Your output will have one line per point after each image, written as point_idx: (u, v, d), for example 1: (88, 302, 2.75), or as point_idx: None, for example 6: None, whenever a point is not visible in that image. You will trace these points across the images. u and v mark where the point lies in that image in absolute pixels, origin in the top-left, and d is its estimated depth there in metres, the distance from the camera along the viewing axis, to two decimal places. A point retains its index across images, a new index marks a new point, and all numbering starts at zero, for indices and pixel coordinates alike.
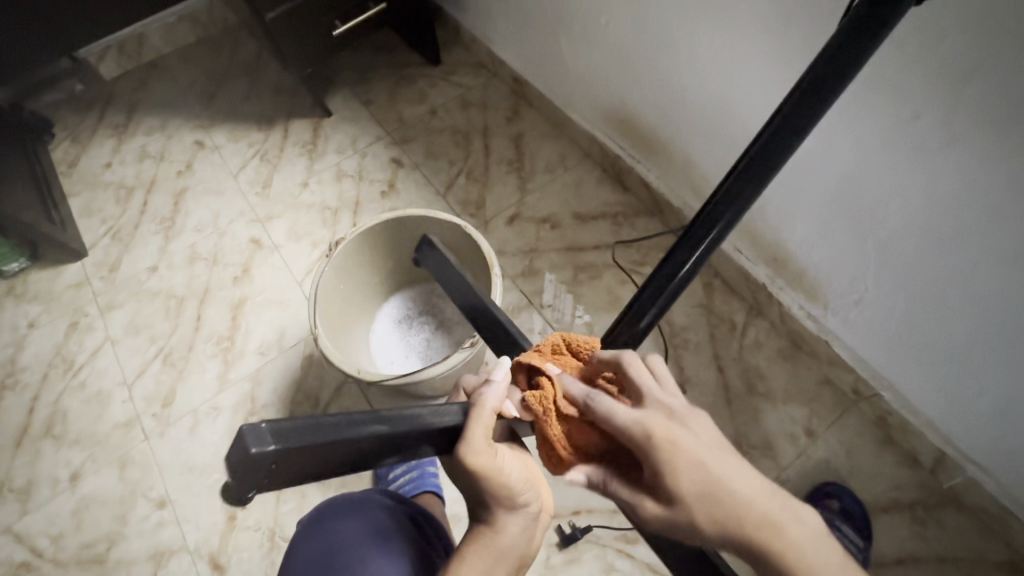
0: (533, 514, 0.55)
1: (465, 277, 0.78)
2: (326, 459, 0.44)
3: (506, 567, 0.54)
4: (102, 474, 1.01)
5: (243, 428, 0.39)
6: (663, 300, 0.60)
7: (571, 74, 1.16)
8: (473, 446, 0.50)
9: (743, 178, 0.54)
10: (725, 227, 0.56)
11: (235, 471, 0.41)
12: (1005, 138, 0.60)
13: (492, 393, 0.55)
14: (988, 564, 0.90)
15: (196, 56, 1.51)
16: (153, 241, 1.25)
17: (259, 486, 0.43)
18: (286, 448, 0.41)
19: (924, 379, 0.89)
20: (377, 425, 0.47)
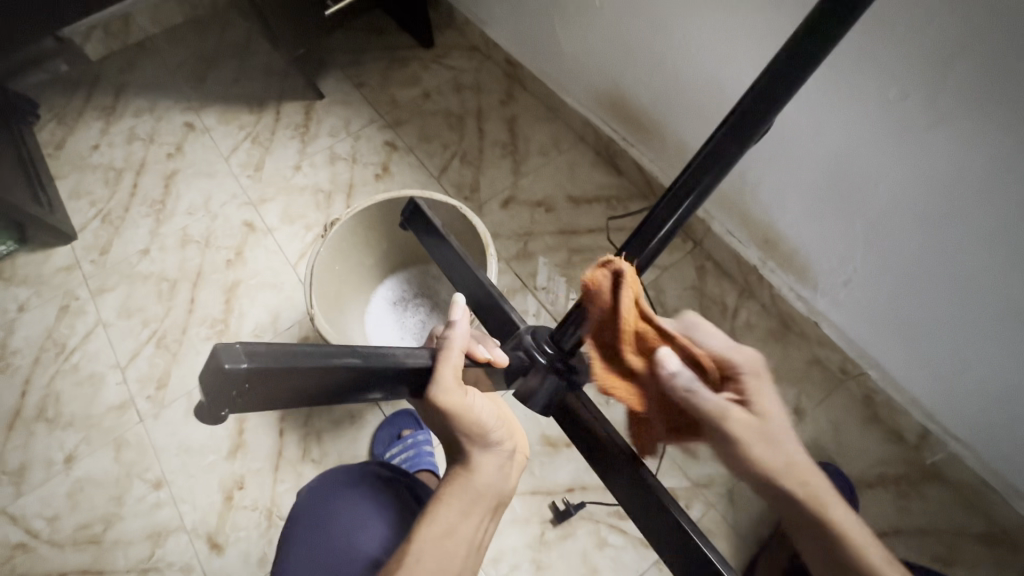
0: (506, 450, 0.57)
1: (445, 236, 0.81)
2: (301, 384, 0.44)
3: (482, 509, 0.54)
4: (97, 457, 1.01)
5: (215, 346, 0.38)
6: (644, 257, 0.64)
7: (565, 57, 1.16)
8: (443, 385, 0.52)
9: (718, 150, 0.55)
10: (698, 201, 0.59)
11: (206, 390, 0.39)
12: (993, 115, 0.61)
13: (456, 334, 0.56)
14: (969, 536, 0.93)
15: (184, 36, 1.48)
16: (144, 225, 1.23)
17: (231, 409, 0.42)
18: (259, 368, 0.39)
19: (910, 356, 0.91)
20: (350, 356, 0.46)
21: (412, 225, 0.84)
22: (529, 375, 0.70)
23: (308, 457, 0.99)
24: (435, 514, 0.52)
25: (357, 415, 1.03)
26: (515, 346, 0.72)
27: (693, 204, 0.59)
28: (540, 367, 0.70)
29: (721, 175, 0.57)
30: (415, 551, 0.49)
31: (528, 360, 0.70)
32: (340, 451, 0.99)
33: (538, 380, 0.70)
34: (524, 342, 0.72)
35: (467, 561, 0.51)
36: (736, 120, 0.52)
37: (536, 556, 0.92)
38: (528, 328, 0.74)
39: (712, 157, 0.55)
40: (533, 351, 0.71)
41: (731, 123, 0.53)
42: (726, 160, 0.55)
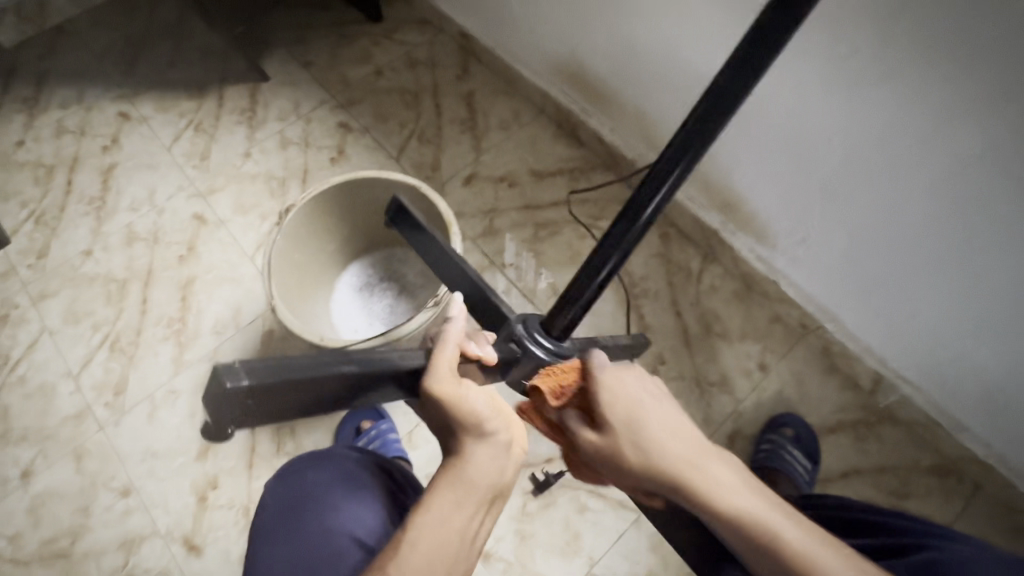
0: (501, 441, 0.51)
1: (429, 231, 0.81)
2: (297, 396, 0.50)
3: (479, 499, 0.48)
4: (56, 469, 0.97)
5: (216, 366, 0.46)
6: (621, 253, 0.63)
7: (520, 26, 1.13)
8: (439, 376, 0.53)
9: (689, 137, 0.55)
10: (675, 183, 0.58)
11: (213, 409, 0.47)
12: (933, 64, 0.63)
13: (453, 328, 0.57)
14: (920, 470, 1.00)
15: (108, 18, 1.37)
16: (84, 223, 1.16)
17: (237, 424, 0.49)
18: (254, 383, 0.46)
19: (865, 308, 0.95)
20: (344, 363, 0.53)
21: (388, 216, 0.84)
22: (522, 363, 0.68)
23: (283, 452, 0.98)
24: (428, 505, 0.46)
25: None
26: (506, 337, 0.70)
27: (667, 195, 0.59)
28: (536, 361, 0.68)
29: (695, 163, 0.56)
30: (406, 542, 0.44)
31: (522, 352, 0.68)
32: (317, 442, 0.98)
33: (531, 366, 0.68)
34: (515, 332, 0.69)
35: (460, 559, 0.45)
36: (706, 107, 0.52)
37: (520, 526, 0.94)
38: (519, 317, 0.71)
39: (686, 144, 0.55)
40: (525, 340, 0.68)
41: (702, 111, 0.53)
42: (697, 147, 0.55)
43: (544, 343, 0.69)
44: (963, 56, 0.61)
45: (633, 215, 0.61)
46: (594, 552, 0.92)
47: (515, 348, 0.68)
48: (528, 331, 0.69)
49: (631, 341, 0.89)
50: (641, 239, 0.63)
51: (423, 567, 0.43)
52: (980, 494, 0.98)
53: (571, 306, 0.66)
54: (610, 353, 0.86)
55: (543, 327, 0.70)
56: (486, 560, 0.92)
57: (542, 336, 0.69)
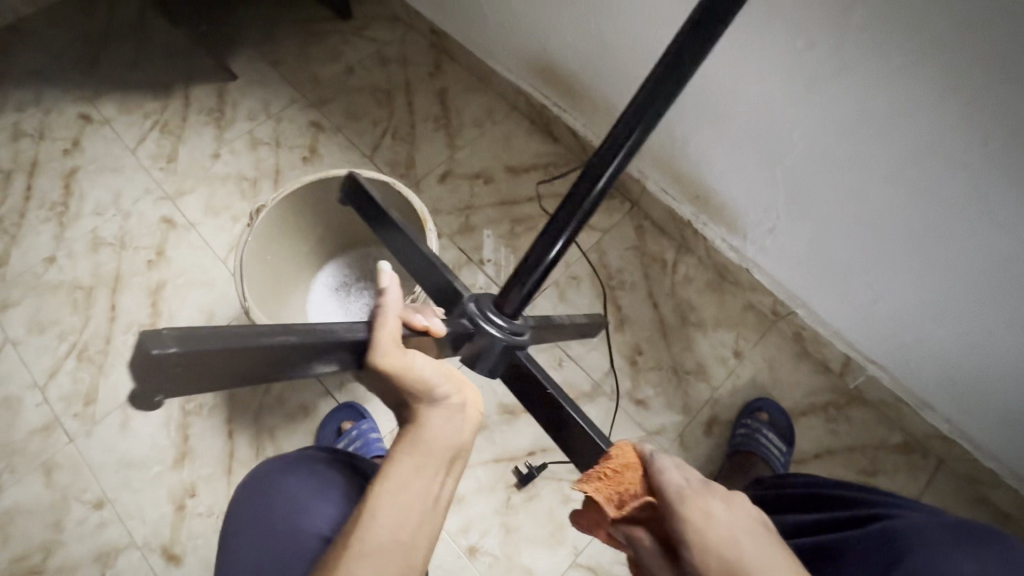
0: (455, 404, 0.52)
1: (385, 210, 0.78)
2: (238, 366, 0.45)
3: (438, 462, 0.48)
4: (24, 484, 0.94)
5: (140, 334, 0.39)
6: (575, 225, 0.64)
7: (490, 22, 1.13)
8: (383, 349, 0.50)
9: (639, 112, 0.56)
10: (626, 156, 0.59)
11: (139, 380, 0.40)
12: (886, 55, 0.65)
13: (390, 299, 0.53)
14: (888, 448, 1.04)
15: (65, 17, 1.33)
16: (46, 230, 1.12)
17: (166, 395, 0.42)
18: (188, 351, 0.40)
19: (830, 293, 0.98)
20: (287, 335, 0.48)
21: (348, 199, 0.81)
22: (476, 340, 0.67)
23: (262, 456, 0.96)
24: (388, 473, 0.46)
25: (310, 408, 1.00)
26: (458, 315, 0.69)
27: (618, 169, 0.60)
28: (489, 337, 0.67)
29: (645, 136, 0.58)
30: (370, 508, 0.44)
31: (474, 328, 0.67)
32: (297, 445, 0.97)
33: (486, 343, 0.67)
34: (468, 310, 0.68)
35: (426, 519, 0.45)
36: (653, 85, 0.54)
37: (504, 519, 0.94)
38: (472, 296, 0.70)
39: (636, 119, 0.56)
40: (478, 318, 0.68)
41: (652, 83, 0.54)
42: (647, 122, 0.56)
43: (497, 320, 0.68)
44: (912, 48, 0.63)
45: (586, 187, 0.61)
46: (578, 541, 0.94)
47: (467, 325, 0.67)
48: (481, 309, 0.69)
49: (588, 320, 0.90)
50: (594, 212, 0.64)
51: (388, 532, 0.43)
52: (943, 468, 1.02)
53: (526, 279, 0.67)
54: (566, 331, 0.86)
55: (496, 305, 0.69)
56: (471, 555, 0.92)
57: (495, 314, 0.68)
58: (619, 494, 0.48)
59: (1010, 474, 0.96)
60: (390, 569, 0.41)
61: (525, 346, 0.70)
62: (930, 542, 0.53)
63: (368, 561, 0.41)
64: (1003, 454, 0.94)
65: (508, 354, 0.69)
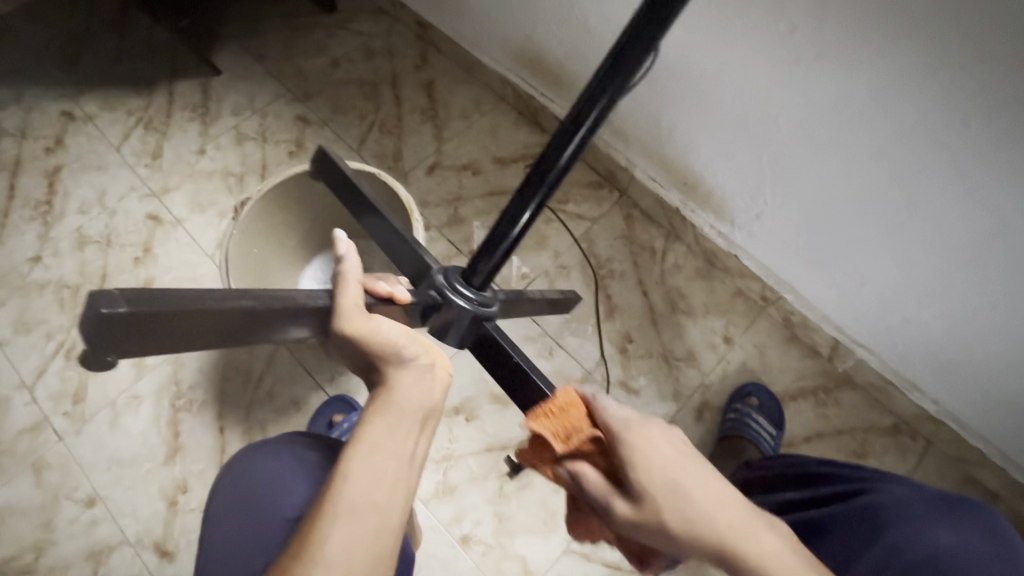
0: (423, 364, 0.51)
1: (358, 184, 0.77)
2: (192, 327, 0.46)
3: (412, 422, 0.47)
4: (14, 484, 0.93)
5: (92, 292, 0.40)
6: (542, 196, 0.64)
7: (474, 12, 1.12)
8: (346, 312, 0.52)
9: (606, 81, 0.56)
10: (590, 131, 0.60)
11: (90, 337, 0.40)
12: (866, 37, 0.66)
13: (351, 267, 0.55)
14: (878, 430, 1.05)
15: (46, 14, 1.31)
16: (30, 229, 1.11)
17: (117, 353, 0.43)
18: (139, 311, 0.41)
19: (818, 277, 0.99)
20: (244, 299, 0.49)
21: (325, 174, 0.80)
22: (445, 310, 0.68)
23: None
24: (361, 434, 0.45)
25: (301, 401, 1.00)
26: (427, 286, 0.69)
27: (584, 139, 0.60)
28: (455, 309, 0.67)
29: (608, 110, 0.58)
30: (344, 470, 0.42)
31: (441, 300, 0.67)
32: None
33: (454, 315, 0.67)
34: (436, 282, 0.69)
35: (404, 482, 0.43)
36: (618, 55, 0.54)
37: (497, 508, 0.95)
38: (441, 268, 0.70)
39: (602, 88, 0.56)
40: (445, 289, 0.68)
41: (615, 58, 0.55)
42: (614, 90, 0.56)
43: (465, 292, 0.68)
44: (891, 30, 0.63)
45: (551, 163, 0.62)
46: None
47: (434, 296, 0.67)
48: (449, 281, 0.69)
49: (563, 294, 0.91)
50: (559, 187, 0.64)
51: (363, 492, 0.41)
52: (932, 449, 1.03)
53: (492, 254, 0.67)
54: (541, 306, 0.87)
55: (464, 277, 0.69)
56: (464, 544, 0.93)
57: (463, 286, 0.68)
58: (566, 430, 0.51)
59: (996, 453, 0.97)
60: (364, 532, 0.39)
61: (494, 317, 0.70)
62: (909, 516, 0.55)
63: (344, 519, 0.39)
64: (990, 433, 0.95)
65: (476, 326, 0.68)
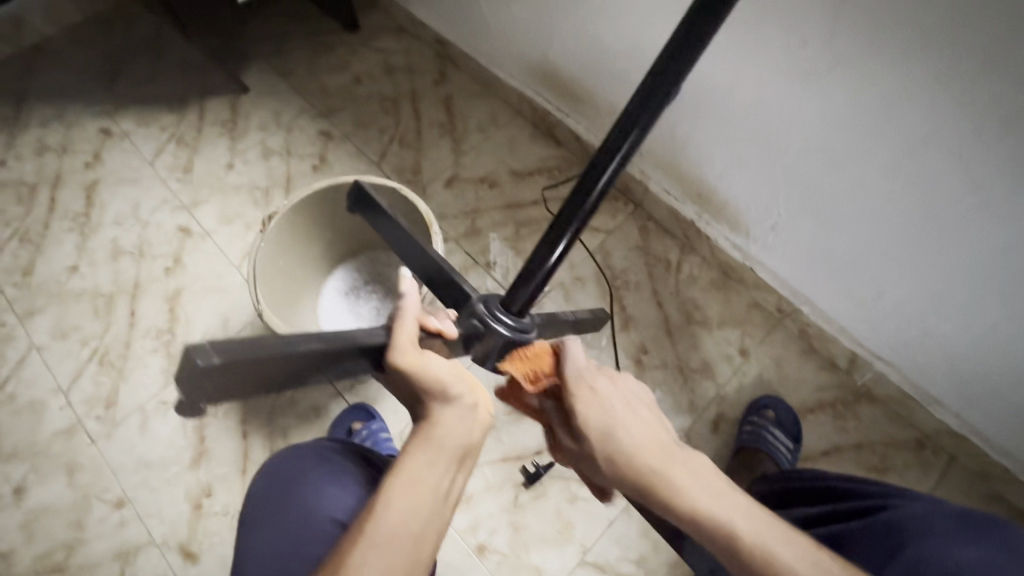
0: (467, 404, 0.52)
1: (389, 213, 0.82)
2: (269, 372, 0.48)
3: (450, 460, 0.49)
4: (48, 485, 0.97)
5: (187, 347, 0.42)
6: (577, 223, 0.65)
7: (492, 30, 1.16)
8: (400, 349, 0.53)
9: (639, 110, 0.58)
10: (624, 158, 0.61)
11: (184, 387, 0.43)
12: (878, 51, 0.67)
13: (409, 302, 0.57)
14: (898, 445, 1.03)
15: (86, 36, 1.38)
16: (69, 240, 1.17)
17: (205, 400, 0.46)
18: (229, 361, 0.43)
19: (835, 289, 0.98)
20: (313, 342, 0.51)
21: (357, 208, 0.84)
22: (486, 339, 0.66)
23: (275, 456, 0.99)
24: (402, 466, 0.47)
25: (322, 408, 1.02)
26: (468, 314, 0.68)
27: (617, 168, 0.62)
28: (499, 337, 0.66)
29: (641, 137, 0.60)
30: (384, 498, 0.44)
31: (484, 329, 0.66)
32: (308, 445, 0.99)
33: (495, 343, 0.66)
34: (477, 310, 0.68)
35: (437, 516, 0.45)
36: (652, 82, 0.56)
37: (512, 518, 0.96)
38: (480, 296, 0.70)
39: (636, 118, 0.58)
40: (488, 318, 0.67)
41: (648, 86, 0.57)
42: (648, 120, 0.58)
43: (507, 320, 0.67)
44: (902, 44, 0.64)
45: (585, 191, 0.63)
46: (587, 539, 0.94)
47: (477, 325, 0.66)
48: (490, 309, 0.68)
49: (592, 315, 0.91)
50: (593, 214, 0.65)
51: (400, 522, 0.43)
52: (955, 466, 1.01)
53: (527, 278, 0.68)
54: (570, 328, 0.87)
55: (504, 304, 0.68)
56: (480, 553, 0.93)
57: (503, 313, 0.68)
58: (533, 373, 0.64)
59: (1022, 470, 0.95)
60: (397, 560, 0.42)
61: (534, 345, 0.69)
62: (928, 532, 0.53)
63: (378, 545, 0.42)
64: (1015, 449, 0.94)
65: None
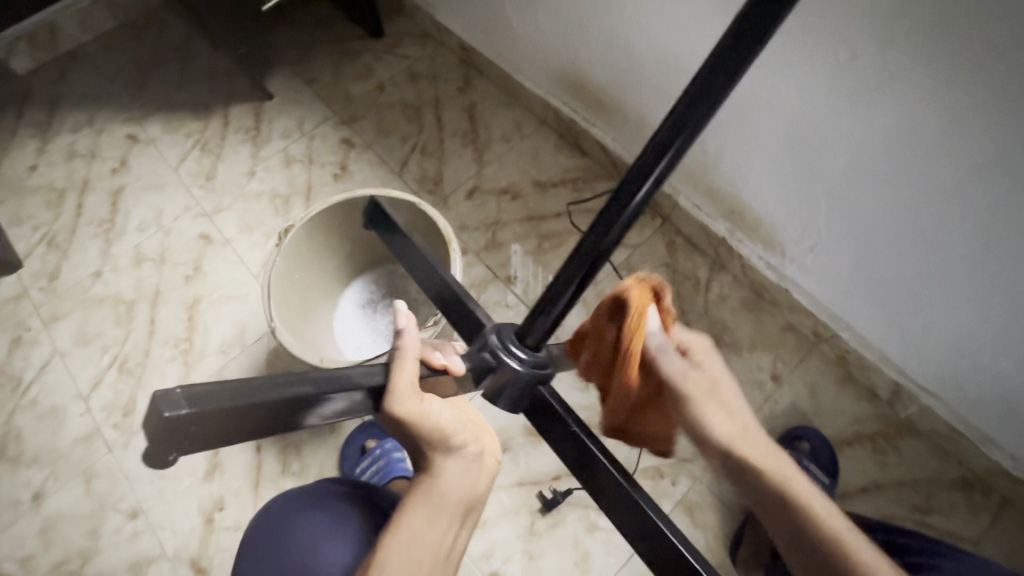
0: (470, 455, 0.60)
1: (406, 233, 0.78)
2: (250, 420, 0.47)
3: (449, 514, 0.56)
4: (66, 492, 0.97)
5: (156, 393, 0.41)
6: (598, 254, 0.57)
7: (519, 37, 1.12)
8: (398, 395, 0.53)
9: (688, 110, 0.49)
10: (658, 181, 0.53)
11: (151, 436, 0.42)
12: (936, 67, 0.61)
13: (408, 343, 0.56)
14: (944, 483, 0.96)
15: (118, 42, 1.40)
16: (94, 245, 1.18)
17: (177, 451, 0.45)
18: (199, 411, 0.42)
19: (876, 316, 0.92)
20: (303, 386, 0.49)
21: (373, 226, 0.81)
22: (498, 374, 0.64)
23: (288, 471, 0.97)
24: (405, 521, 0.54)
25: (336, 423, 1.00)
26: (480, 347, 0.65)
27: (658, 179, 0.53)
28: (512, 372, 0.63)
29: (675, 161, 0.52)
30: (385, 554, 0.51)
31: (496, 364, 0.63)
32: (320, 461, 0.98)
33: (507, 378, 0.64)
34: (489, 342, 0.65)
35: (435, 568, 0.53)
36: (689, 100, 0.49)
37: (527, 545, 0.92)
38: (492, 327, 0.67)
39: (682, 120, 0.49)
40: (500, 351, 0.64)
41: (684, 105, 0.49)
42: (697, 122, 0.49)
43: (519, 353, 0.64)
44: (964, 62, 0.59)
45: (610, 219, 0.56)
46: (605, 571, 0.90)
47: (488, 359, 0.64)
48: (503, 341, 0.65)
49: None
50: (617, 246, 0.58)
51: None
52: (1008, 508, 0.94)
53: (549, 309, 0.61)
54: None
55: (518, 336, 0.65)
56: None
57: (517, 346, 0.65)
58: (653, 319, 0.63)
59: None
60: None
61: (547, 380, 0.67)
62: None
63: None
64: None
65: (531, 389, 0.66)
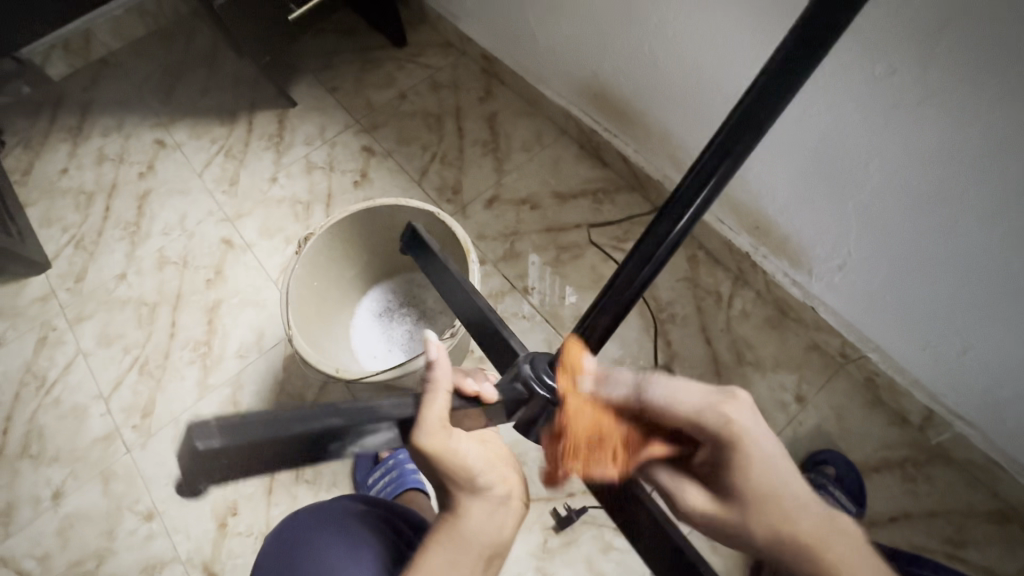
0: (497, 497, 0.61)
1: (442, 258, 0.78)
2: (282, 452, 0.44)
3: (472, 554, 0.57)
4: (85, 492, 0.99)
5: (189, 425, 0.40)
6: (648, 272, 0.58)
7: (542, 47, 1.12)
8: (428, 428, 0.52)
9: (731, 139, 0.50)
10: (705, 201, 0.53)
11: (184, 469, 0.41)
12: (979, 87, 0.59)
13: (440, 375, 0.55)
14: (979, 515, 0.91)
15: (148, 49, 1.44)
16: (119, 248, 1.20)
17: (208, 483, 0.43)
18: (228, 445, 0.40)
19: (909, 339, 0.88)
20: (334, 419, 0.46)
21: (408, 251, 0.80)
22: (529, 405, 0.62)
23: (302, 478, 0.97)
24: (428, 558, 0.56)
25: None
26: (512, 377, 0.64)
27: (704, 202, 0.53)
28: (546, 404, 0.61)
29: (724, 180, 0.52)
30: None
31: (529, 394, 0.62)
32: (333, 470, 0.98)
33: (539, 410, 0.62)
34: (522, 372, 0.63)
35: None
36: (736, 121, 0.49)
37: (540, 564, 0.90)
38: (527, 356, 0.65)
39: (729, 145, 0.50)
40: (533, 382, 0.62)
41: (731, 125, 0.49)
42: (743, 146, 0.50)
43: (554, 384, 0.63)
44: (1011, 80, 0.56)
45: (656, 240, 0.56)
46: None
47: (520, 388, 0.62)
48: (537, 371, 0.63)
49: None
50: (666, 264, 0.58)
51: None
52: None
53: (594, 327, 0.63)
54: None
55: (553, 367, 0.63)
56: None
57: (552, 377, 0.63)
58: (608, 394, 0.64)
59: None
60: None
61: None
62: None
63: None
64: None
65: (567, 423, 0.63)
